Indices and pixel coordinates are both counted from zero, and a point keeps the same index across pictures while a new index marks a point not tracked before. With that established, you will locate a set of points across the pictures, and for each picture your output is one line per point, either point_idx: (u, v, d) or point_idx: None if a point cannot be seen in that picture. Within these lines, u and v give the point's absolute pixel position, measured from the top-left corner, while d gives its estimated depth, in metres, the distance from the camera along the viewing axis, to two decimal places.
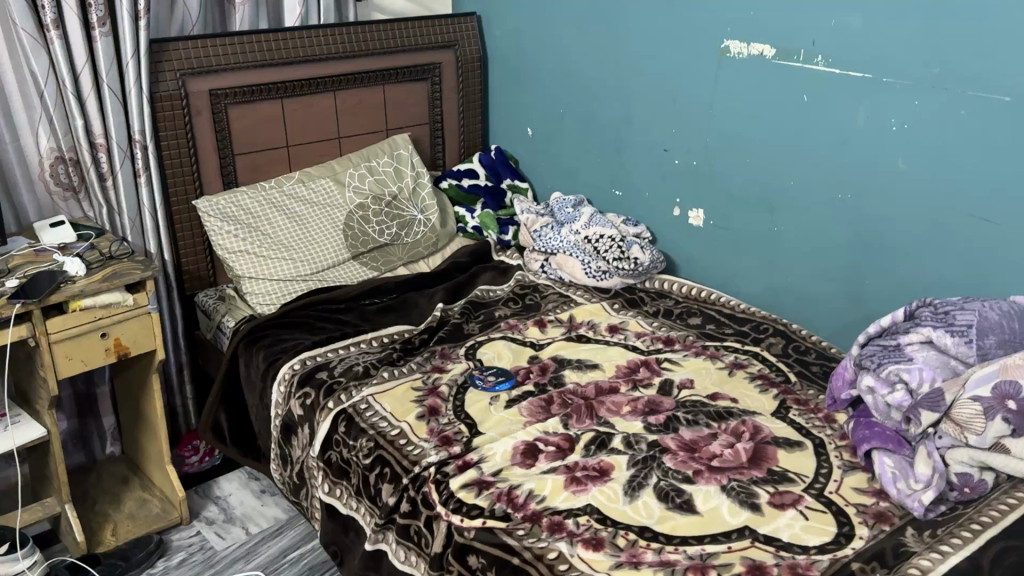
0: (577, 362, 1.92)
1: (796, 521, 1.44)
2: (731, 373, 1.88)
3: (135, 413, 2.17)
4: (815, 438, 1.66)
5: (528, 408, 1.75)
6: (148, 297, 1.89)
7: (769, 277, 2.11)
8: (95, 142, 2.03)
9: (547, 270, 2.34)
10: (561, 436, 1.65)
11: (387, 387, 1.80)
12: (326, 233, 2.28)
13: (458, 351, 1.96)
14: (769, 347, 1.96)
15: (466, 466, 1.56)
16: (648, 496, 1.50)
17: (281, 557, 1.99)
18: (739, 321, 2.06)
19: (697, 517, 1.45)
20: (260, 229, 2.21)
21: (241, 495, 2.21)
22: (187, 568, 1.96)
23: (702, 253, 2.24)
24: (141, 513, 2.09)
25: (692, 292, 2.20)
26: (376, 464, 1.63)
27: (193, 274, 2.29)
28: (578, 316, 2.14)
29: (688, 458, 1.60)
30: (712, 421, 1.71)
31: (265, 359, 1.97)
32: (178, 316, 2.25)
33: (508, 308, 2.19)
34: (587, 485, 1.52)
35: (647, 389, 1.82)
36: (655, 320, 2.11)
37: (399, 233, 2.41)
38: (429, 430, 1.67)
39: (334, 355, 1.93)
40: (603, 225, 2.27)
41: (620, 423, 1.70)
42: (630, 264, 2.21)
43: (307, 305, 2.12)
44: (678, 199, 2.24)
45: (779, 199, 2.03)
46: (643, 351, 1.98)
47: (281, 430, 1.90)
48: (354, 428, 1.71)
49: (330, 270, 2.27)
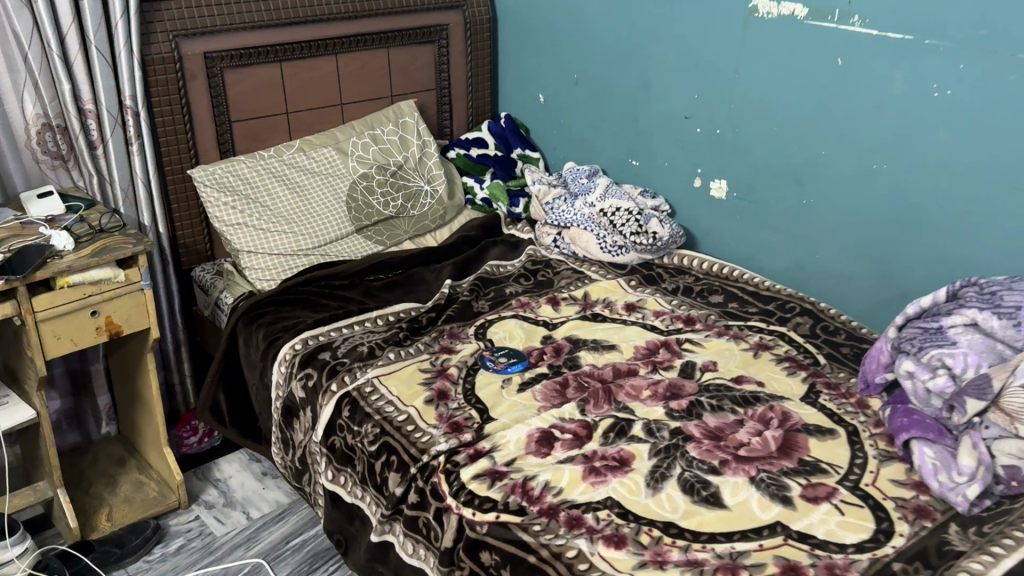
0: (593, 343, 1.82)
1: (830, 517, 1.35)
2: (756, 354, 1.78)
3: (130, 392, 2.08)
4: (848, 425, 1.57)
5: (542, 392, 1.65)
6: (140, 273, 1.78)
7: (795, 253, 2.00)
8: (84, 108, 1.92)
9: (560, 244, 2.22)
10: (577, 422, 1.55)
11: (393, 368, 1.70)
12: (329, 204, 2.17)
13: (468, 330, 1.86)
14: (796, 327, 1.86)
15: (477, 455, 1.46)
16: (672, 488, 1.40)
17: (284, 543, 1.91)
18: (764, 300, 1.96)
19: (726, 512, 1.35)
20: (259, 199, 2.10)
21: (241, 478, 2.12)
22: (186, 555, 1.88)
23: (724, 227, 2.13)
24: (137, 496, 2.00)
25: (714, 268, 2.09)
26: (382, 452, 1.54)
27: (189, 248, 2.18)
28: (593, 293, 2.03)
29: (713, 447, 1.50)
30: (737, 407, 1.61)
31: (265, 338, 1.87)
32: (175, 292, 2.15)
33: (519, 284, 2.08)
34: (606, 476, 1.42)
35: (668, 371, 1.73)
36: (674, 297, 2.01)
37: (406, 204, 2.30)
38: (437, 415, 1.57)
39: (338, 334, 1.83)
40: (619, 197, 2.16)
41: (640, 409, 1.61)
42: (647, 239, 2.09)
43: (309, 281, 2.01)
44: (699, 169, 2.13)
45: (807, 171, 1.91)
46: (663, 331, 1.87)
47: (282, 412, 1.81)
48: (358, 413, 1.61)
49: (333, 243, 2.16)
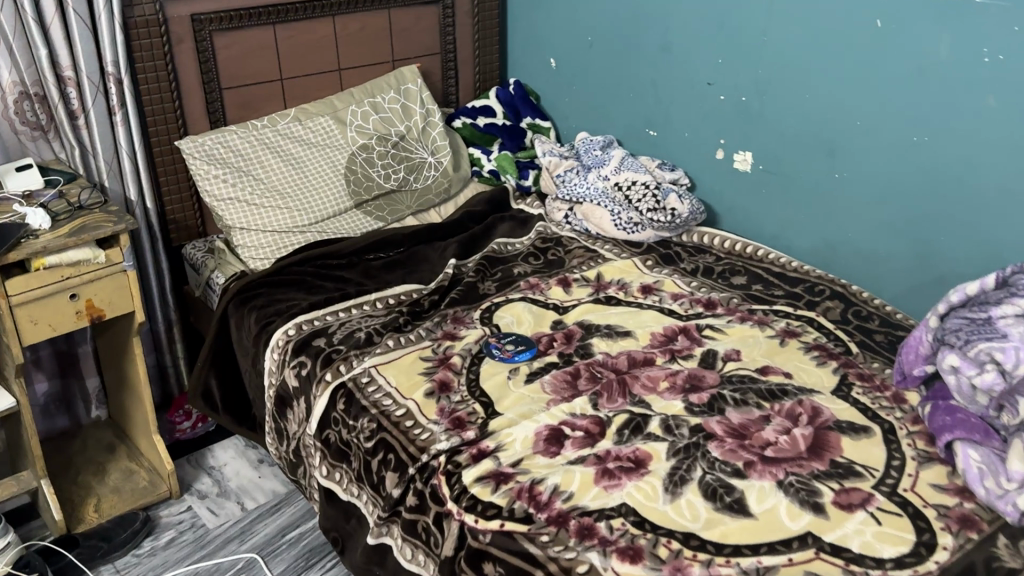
0: (606, 329, 1.70)
1: (866, 527, 1.24)
2: (783, 342, 1.66)
3: (119, 376, 1.97)
4: (883, 422, 1.45)
5: (552, 383, 1.53)
6: (122, 254, 1.66)
7: (825, 231, 1.86)
8: (63, 75, 1.79)
9: (571, 220, 2.09)
10: (589, 418, 1.43)
11: (392, 356, 1.59)
12: (326, 177, 2.04)
13: (473, 315, 1.74)
14: (826, 313, 1.74)
15: (481, 456, 1.34)
16: (693, 494, 1.29)
17: (280, 537, 1.82)
18: (791, 283, 1.83)
19: (752, 521, 1.24)
20: (252, 172, 1.97)
21: (236, 466, 2.02)
22: (176, 549, 1.79)
23: (748, 202, 1.99)
24: (127, 485, 1.91)
25: (737, 247, 1.95)
26: (379, 449, 1.43)
27: (179, 224, 2.06)
28: (607, 274, 1.90)
29: (737, 447, 1.38)
30: (763, 401, 1.49)
31: (257, 322, 1.75)
32: (164, 271, 2.04)
33: (528, 264, 1.96)
34: (621, 479, 1.31)
35: (687, 361, 1.60)
36: (693, 279, 1.88)
37: (408, 177, 2.16)
38: (438, 409, 1.46)
39: (334, 319, 1.71)
40: (635, 169, 2.02)
41: (657, 403, 1.49)
42: (665, 215, 1.97)
43: (304, 260, 1.89)
44: (722, 140, 1.98)
45: (840, 143, 1.77)
46: (682, 316, 1.75)
47: (275, 402, 1.70)
48: (354, 406, 1.50)
49: (330, 219, 2.03)
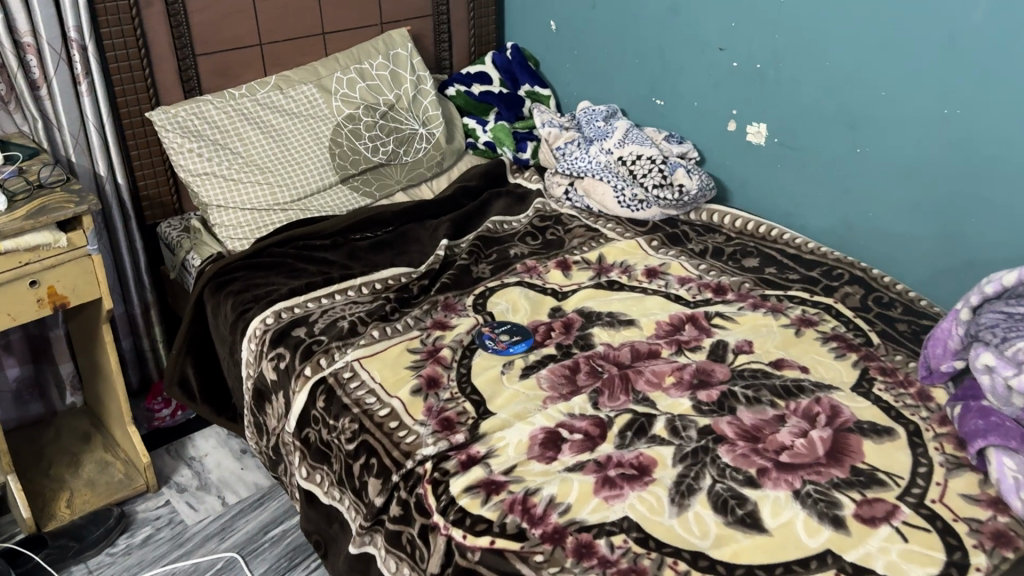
0: (608, 317, 1.59)
1: (891, 544, 1.13)
2: (799, 332, 1.54)
3: (92, 363, 1.86)
4: (908, 423, 1.34)
5: (549, 378, 1.42)
6: (86, 236, 1.54)
7: (845, 210, 1.73)
8: (21, 41, 1.65)
9: (572, 197, 1.96)
10: (589, 419, 1.32)
11: (376, 349, 1.47)
12: (309, 150, 1.90)
13: (465, 301, 1.63)
14: (844, 299, 1.62)
15: (470, 462, 1.23)
16: (701, 506, 1.18)
17: (262, 535, 1.72)
18: (807, 266, 1.71)
19: (767, 538, 1.13)
20: (229, 145, 1.83)
21: (217, 456, 1.92)
22: (153, 547, 1.69)
23: (761, 178, 1.85)
24: (101, 479, 1.80)
25: (749, 226, 1.83)
26: (361, 452, 1.32)
27: (153, 200, 1.93)
28: (609, 255, 1.78)
29: (750, 452, 1.27)
30: (777, 399, 1.38)
31: (234, 309, 1.63)
32: (139, 251, 1.92)
33: (525, 245, 1.84)
34: (623, 489, 1.20)
35: (695, 353, 1.49)
36: (702, 261, 1.75)
37: (397, 150, 2.03)
38: (426, 409, 1.34)
39: (316, 306, 1.60)
40: (640, 143, 1.89)
41: (662, 401, 1.37)
42: (672, 192, 1.83)
43: (285, 241, 1.77)
44: (734, 111, 1.84)
45: (862, 115, 1.64)
46: (689, 302, 1.63)
47: (252, 395, 1.58)
48: (334, 404, 1.39)
49: (314, 195, 1.90)
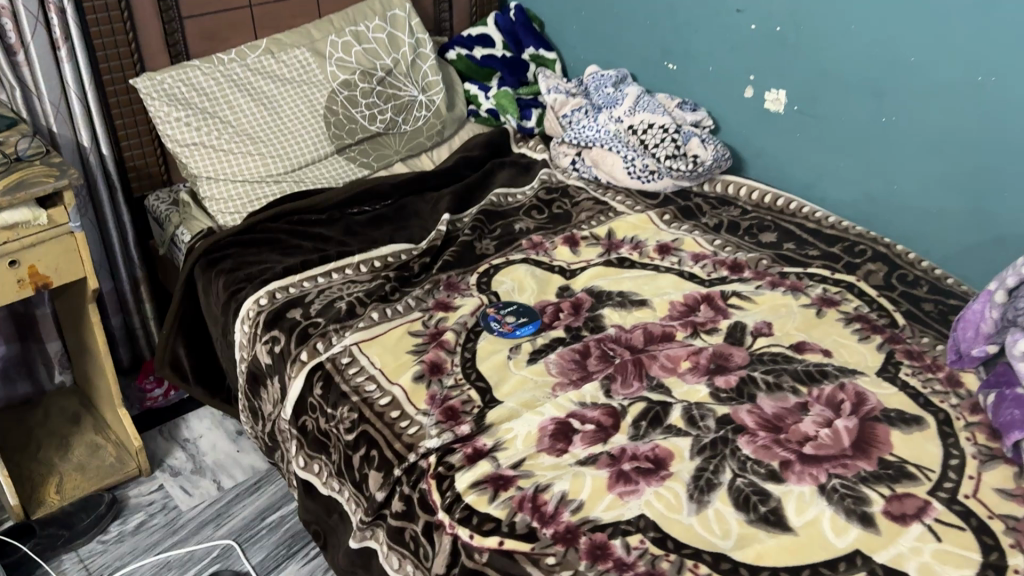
0: (619, 297, 1.51)
1: (924, 544, 1.06)
2: (820, 313, 1.47)
3: (79, 343, 1.78)
4: (937, 412, 1.27)
5: (558, 364, 1.35)
6: (67, 213, 1.46)
7: (868, 182, 1.64)
8: None
9: (579, 167, 1.87)
10: (601, 408, 1.25)
11: (375, 333, 1.40)
12: (303, 118, 1.80)
13: (468, 280, 1.55)
14: (867, 278, 1.54)
15: (477, 456, 1.16)
16: (722, 503, 1.11)
17: (259, 521, 1.65)
18: (828, 242, 1.63)
19: (792, 538, 1.07)
20: (219, 113, 1.73)
21: (212, 438, 1.85)
22: (146, 535, 1.62)
23: (779, 148, 1.76)
24: (92, 463, 1.73)
25: (766, 198, 1.74)
26: (361, 443, 1.25)
27: (141, 171, 1.85)
28: (619, 231, 1.70)
29: (772, 443, 1.20)
30: (799, 385, 1.31)
31: (226, 288, 1.55)
32: (127, 225, 1.84)
33: (531, 219, 1.75)
34: (638, 484, 1.13)
35: (711, 336, 1.41)
36: (716, 236, 1.67)
37: (395, 118, 1.93)
38: (429, 397, 1.27)
39: (312, 286, 1.52)
40: (652, 110, 1.79)
41: (678, 388, 1.30)
42: (685, 162, 1.75)
43: (279, 215, 1.68)
44: (751, 76, 1.75)
45: (889, 82, 1.54)
46: (704, 281, 1.55)
47: (246, 379, 1.51)
48: (332, 392, 1.31)
49: (308, 166, 1.81)
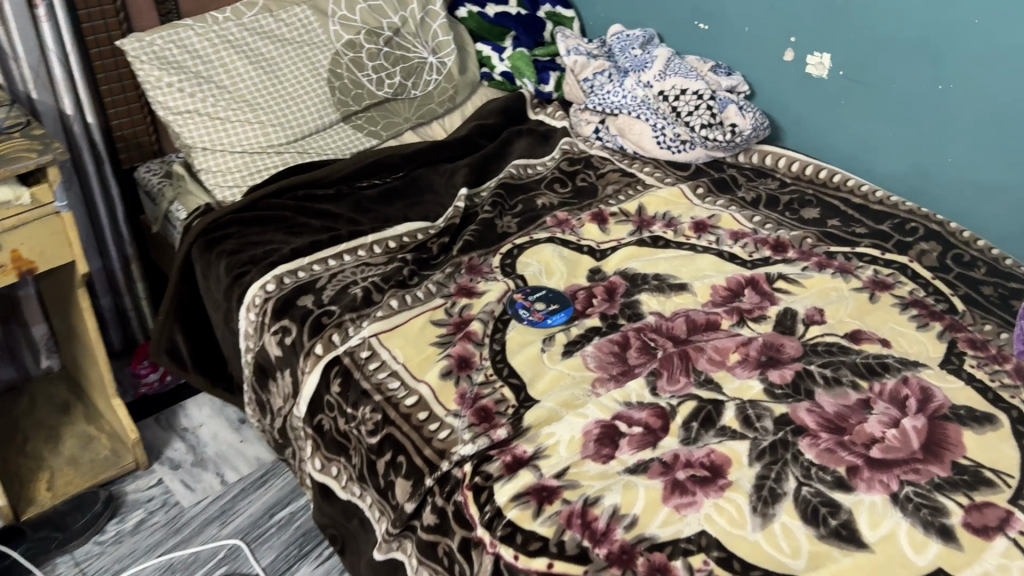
0: (656, 282, 1.40)
1: (1011, 562, 0.98)
2: (873, 297, 1.36)
3: (67, 327, 1.65)
4: (1009, 408, 1.17)
5: (596, 357, 1.24)
6: (52, 191, 1.32)
7: (918, 155, 1.53)
8: None
9: (602, 136, 1.76)
10: (648, 409, 1.14)
11: (395, 322, 1.28)
12: (305, 83, 1.66)
13: (492, 262, 1.43)
14: (920, 258, 1.44)
15: (517, 464, 1.05)
16: (788, 516, 1.02)
17: (267, 518, 1.55)
18: (876, 219, 1.52)
19: (869, 556, 0.97)
20: (214, 78, 1.58)
21: (213, 427, 1.74)
22: (146, 534, 1.51)
23: (820, 116, 1.64)
24: (85, 456, 1.61)
25: (807, 170, 1.63)
26: (386, 448, 1.14)
27: (130, 141, 1.72)
28: (650, 206, 1.58)
29: (836, 447, 1.11)
30: (859, 379, 1.21)
31: (228, 272, 1.43)
32: (116, 199, 1.70)
33: (554, 193, 1.63)
34: (696, 496, 1.03)
35: (759, 324, 1.31)
36: (755, 212, 1.56)
37: (405, 82, 1.79)
38: (459, 396, 1.16)
39: (322, 269, 1.40)
40: (684, 75, 1.66)
41: (728, 384, 1.19)
42: (722, 132, 1.62)
43: (282, 190, 1.55)
44: (792, 38, 1.62)
45: (948, 46, 1.42)
46: (746, 262, 1.44)
47: (254, 370, 1.39)
48: (352, 390, 1.20)
49: (311, 136, 1.67)
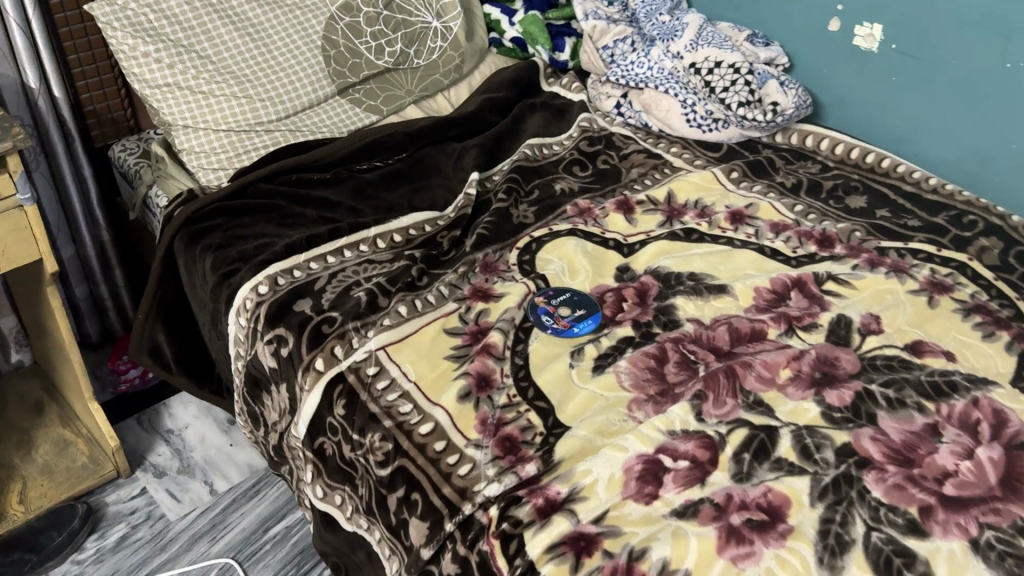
0: (692, 282, 1.26)
1: None
2: (932, 302, 1.23)
3: (37, 322, 1.50)
4: None
5: (630, 374, 1.11)
6: (14, 182, 1.15)
7: (977, 139, 1.38)
8: None
9: (624, 111, 1.61)
10: (695, 439, 1.01)
11: (404, 332, 1.14)
12: (298, 52, 1.50)
13: (509, 259, 1.29)
14: (981, 256, 1.30)
15: (550, 509, 0.92)
16: (860, 569, 0.89)
17: (261, 534, 1.42)
18: (930, 210, 1.39)
19: None
20: (196, 46, 1.41)
21: (200, 428, 1.60)
22: (129, 552, 1.38)
23: (866, 93, 1.50)
24: (60, 464, 1.47)
25: (853, 153, 1.50)
26: (398, 483, 1.00)
27: (102, 117, 1.57)
28: (680, 193, 1.44)
29: (905, 483, 0.98)
30: (925, 401, 1.08)
31: (214, 270, 1.28)
32: (88, 180, 1.54)
33: (573, 177, 1.49)
34: (754, 545, 0.90)
35: (810, 334, 1.18)
36: (796, 200, 1.43)
37: (406, 50, 1.62)
38: (479, 423, 1.03)
39: (321, 267, 1.25)
40: (718, 45, 1.51)
41: (781, 407, 1.06)
42: (762, 111, 1.48)
43: (273, 175, 1.39)
44: (840, 6, 1.47)
45: (1019, 20, 1.26)
46: (790, 259, 1.31)
47: (245, 380, 1.25)
48: (358, 414, 1.07)
49: (304, 111, 1.50)
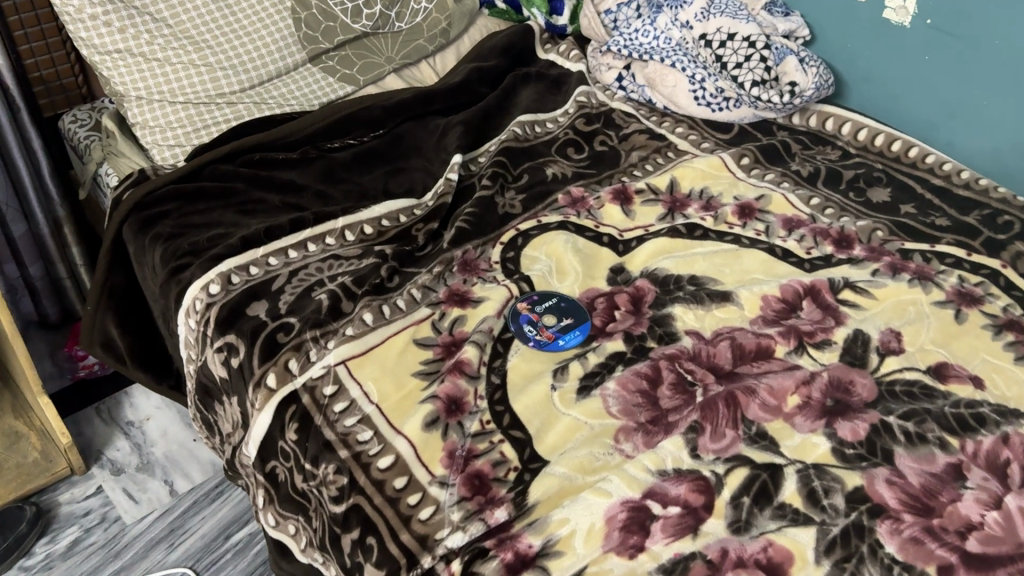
0: (693, 288, 1.14)
1: None
2: (960, 316, 1.10)
3: None
4: None
5: (619, 398, 0.99)
6: None
7: (1016, 128, 1.24)
8: None
9: (626, 84, 1.47)
10: (688, 481, 0.89)
11: (369, 344, 1.02)
12: (264, 14, 1.35)
13: (490, 256, 1.17)
14: (1015, 263, 1.17)
15: (520, 565, 0.81)
16: None
17: (222, 541, 1.32)
18: (960, 207, 1.25)
19: None
20: (149, 7, 1.27)
21: (163, 421, 1.51)
22: (80, 559, 1.29)
23: (895, 72, 1.35)
24: (11, 460, 1.37)
25: (878, 140, 1.36)
26: (353, 523, 0.89)
27: (50, 84, 1.51)
28: (684, 181, 1.31)
29: (923, 536, 0.86)
30: (948, 437, 0.96)
31: (164, 264, 1.15)
32: (39, 153, 1.42)
33: (567, 160, 1.35)
34: None
35: (823, 352, 1.05)
36: (812, 192, 1.29)
37: (388, 12, 1.46)
38: (447, 456, 0.91)
39: (281, 264, 1.13)
40: (732, 14, 1.37)
41: (787, 442, 0.94)
42: (779, 92, 1.35)
43: (233, 154, 1.26)
44: None
45: None
46: (803, 261, 1.18)
47: (197, 387, 1.14)
48: (313, 439, 0.95)
49: (271, 80, 1.37)
